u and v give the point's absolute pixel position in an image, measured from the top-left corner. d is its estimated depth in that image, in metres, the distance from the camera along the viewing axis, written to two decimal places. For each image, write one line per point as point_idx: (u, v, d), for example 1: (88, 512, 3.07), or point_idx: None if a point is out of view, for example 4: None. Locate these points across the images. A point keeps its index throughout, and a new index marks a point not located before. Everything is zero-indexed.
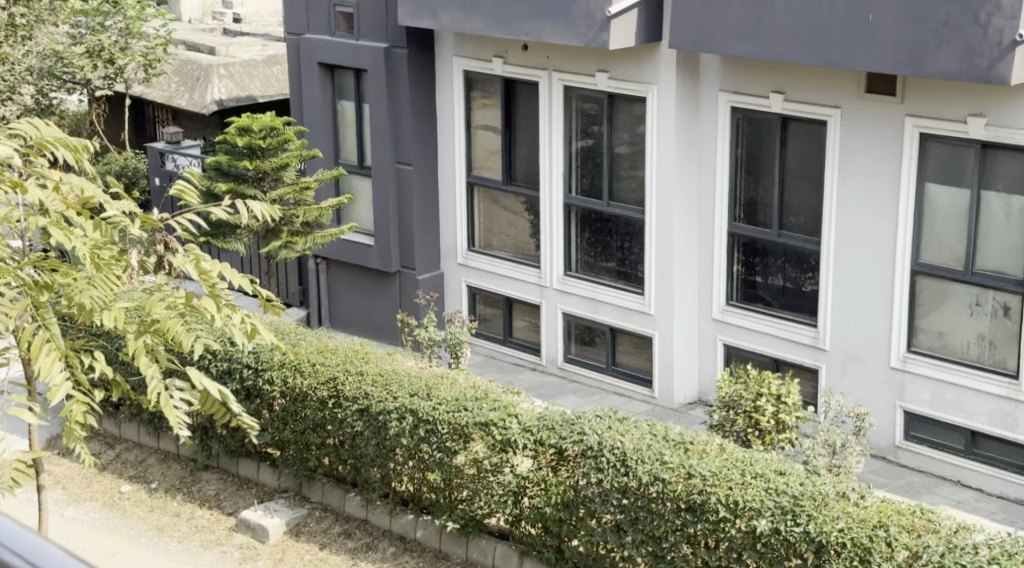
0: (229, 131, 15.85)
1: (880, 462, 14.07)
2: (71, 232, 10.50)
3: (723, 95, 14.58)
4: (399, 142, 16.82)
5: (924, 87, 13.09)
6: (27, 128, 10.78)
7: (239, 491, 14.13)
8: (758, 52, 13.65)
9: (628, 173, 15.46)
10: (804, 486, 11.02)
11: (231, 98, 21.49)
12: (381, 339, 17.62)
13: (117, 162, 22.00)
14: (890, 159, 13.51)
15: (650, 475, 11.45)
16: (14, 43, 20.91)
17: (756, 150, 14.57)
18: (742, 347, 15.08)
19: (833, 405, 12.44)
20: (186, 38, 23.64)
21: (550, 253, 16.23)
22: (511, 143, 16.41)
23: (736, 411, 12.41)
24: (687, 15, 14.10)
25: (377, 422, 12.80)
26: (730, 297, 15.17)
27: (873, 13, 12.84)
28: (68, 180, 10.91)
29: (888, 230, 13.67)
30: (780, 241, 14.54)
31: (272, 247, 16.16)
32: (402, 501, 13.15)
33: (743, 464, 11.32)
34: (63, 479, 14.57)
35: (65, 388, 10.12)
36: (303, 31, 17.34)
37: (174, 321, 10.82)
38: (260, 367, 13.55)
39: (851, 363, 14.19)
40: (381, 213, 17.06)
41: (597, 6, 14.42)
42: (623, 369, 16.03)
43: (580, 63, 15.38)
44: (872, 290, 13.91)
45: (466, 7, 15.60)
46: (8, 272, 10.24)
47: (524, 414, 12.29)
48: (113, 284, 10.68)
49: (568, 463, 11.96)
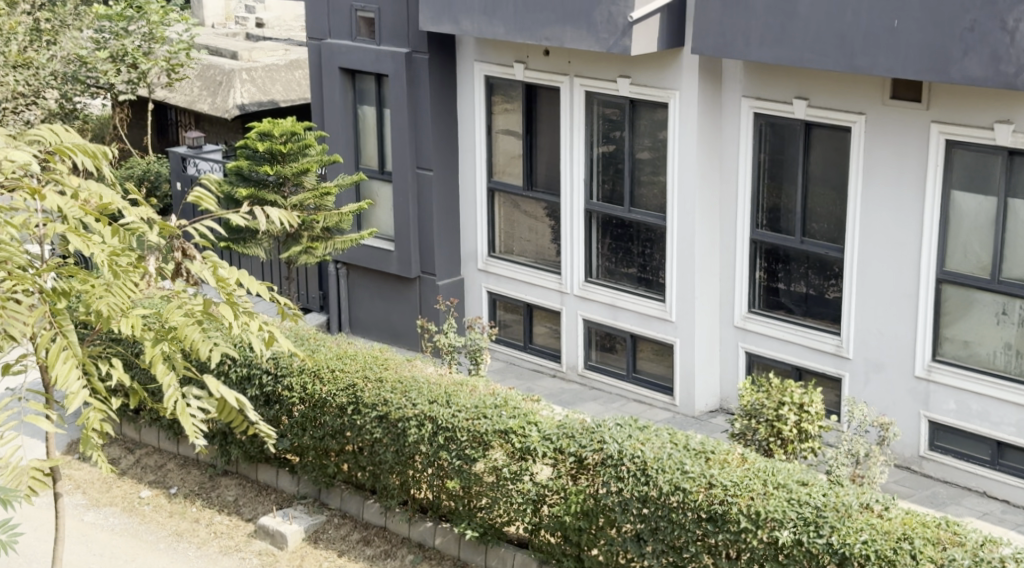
0: (250, 136, 15.77)
1: (904, 472, 13.93)
2: (89, 238, 10.41)
3: (746, 101, 14.47)
4: (420, 148, 16.74)
5: (950, 94, 12.97)
6: (46, 134, 10.72)
7: (258, 496, 14.05)
8: (781, 59, 13.55)
9: (649, 179, 15.36)
10: (827, 497, 10.91)
11: (253, 102, 21.45)
12: (400, 344, 17.56)
13: (139, 166, 21.98)
14: (915, 166, 13.38)
15: (671, 485, 11.34)
16: (39, 48, 20.66)
17: (778, 156, 14.46)
18: (764, 355, 14.96)
19: (858, 414, 12.28)
20: (208, 43, 23.62)
21: (571, 259, 16.13)
22: (532, 148, 16.32)
23: (758, 420, 12.30)
24: (710, 21, 14.00)
25: (396, 429, 12.73)
26: (752, 304, 15.05)
27: (898, 19, 12.72)
28: (87, 186, 10.80)
29: (912, 238, 13.54)
30: (802, 248, 14.42)
31: (292, 252, 16.09)
32: (421, 509, 13.08)
33: (765, 474, 11.22)
34: (83, 483, 14.52)
35: (82, 396, 10.06)
36: (324, 36, 17.31)
37: (192, 328, 10.75)
38: (280, 373, 13.48)
39: (874, 372, 14.05)
40: (401, 219, 16.98)
41: (619, 11, 14.34)
42: (644, 376, 15.93)
43: (602, 68, 15.30)
44: (896, 297, 13.78)
45: (488, 12, 15.52)
46: (27, 279, 10.15)
47: (545, 421, 12.20)
48: (131, 291, 10.60)
49: (588, 472, 11.85)
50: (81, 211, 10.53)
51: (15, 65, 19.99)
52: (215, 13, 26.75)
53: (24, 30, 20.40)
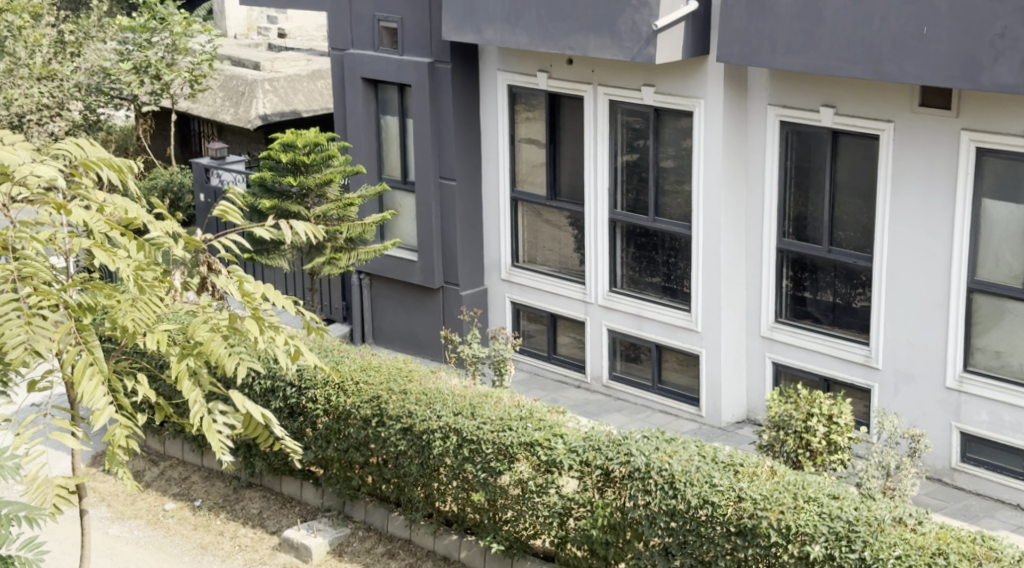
0: (273, 146, 15.69)
1: (936, 484, 13.76)
2: (114, 253, 10.36)
3: (772, 109, 14.33)
4: (443, 158, 16.65)
5: (981, 101, 12.83)
6: (71, 148, 10.63)
7: (282, 509, 13.96)
8: (808, 67, 13.42)
9: (674, 187, 15.24)
10: (859, 511, 10.76)
11: (275, 113, 21.41)
12: (423, 355, 17.46)
13: (162, 177, 21.95)
14: (944, 174, 13.24)
15: (699, 498, 11.21)
16: (64, 59, 21.55)
17: (805, 164, 14.32)
18: (792, 365, 14.81)
19: (887, 426, 12.12)
20: (231, 53, 23.60)
21: (595, 269, 16.02)
22: (556, 157, 16.21)
23: (786, 432, 12.17)
24: (735, 28, 13.87)
25: (421, 441, 12.64)
26: (779, 314, 14.90)
27: (927, 26, 12.58)
28: (112, 200, 10.72)
29: (943, 247, 13.39)
30: (830, 257, 14.28)
31: (315, 263, 16.00)
32: (446, 521, 12.98)
33: (795, 488, 11.08)
34: (108, 496, 14.46)
35: (107, 413, 10.04)
36: (347, 46, 17.26)
37: (217, 343, 10.65)
38: (304, 386, 13.41)
39: (905, 383, 13.90)
40: (424, 229, 16.90)
41: (643, 19, 14.22)
42: (670, 387, 15.79)
43: (626, 77, 15.20)
44: (925, 307, 13.62)
45: (510, 21, 15.41)
46: (51, 294, 10.05)
47: (570, 434, 12.08)
48: (156, 306, 10.53)
49: (615, 485, 11.73)
50: (106, 225, 10.48)
51: (39, 77, 20.83)
52: (237, 23, 26.87)
53: (48, 42, 21.43)
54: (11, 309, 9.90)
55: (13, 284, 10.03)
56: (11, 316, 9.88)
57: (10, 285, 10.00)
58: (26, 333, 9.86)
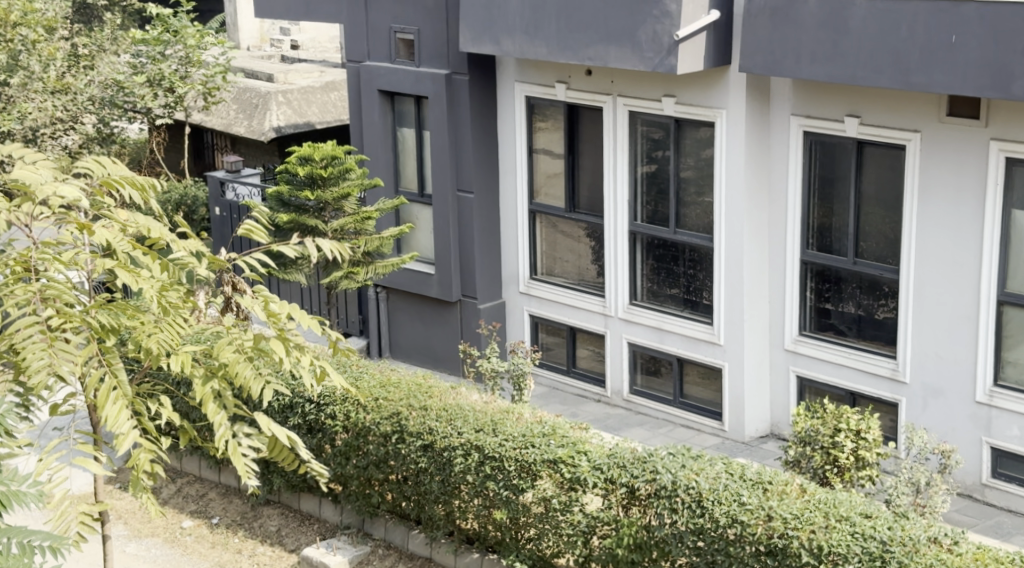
0: (290, 160, 15.52)
1: (966, 501, 13.54)
2: (138, 273, 10.22)
3: (795, 120, 14.15)
4: (461, 170, 16.49)
5: (1011, 110, 12.65)
6: (93, 166, 10.49)
7: (301, 527, 13.79)
8: (833, 76, 13.22)
9: (694, 199, 15.05)
10: (893, 531, 10.56)
11: (289, 124, 21.27)
12: (441, 369, 17.27)
13: (176, 191, 21.80)
14: (973, 185, 13.04)
15: (728, 517, 11.01)
16: (77, 72, 21.35)
17: (829, 175, 14.12)
18: (817, 379, 14.60)
19: (917, 441, 11.92)
20: (244, 66, 23.48)
21: (615, 283, 15.82)
22: (575, 168, 16.03)
23: (813, 447, 11.98)
24: (758, 38, 13.69)
25: (442, 458, 12.45)
26: (803, 326, 14.69)
27: (956, 34, 12.39)
28: (134, 219, 10.49)
29: (972, 259, 13.19)
30: (855, 270, 14.06)
31: (334, 278, 15.83)
32: (467, 540, 12.78)
33: (826, 506, 10.88)
34: (126, 513, 14.28)
35: (132, 437, 9.85)
36: (363, 58, 17.11)
37: (243, 365, 10.52)
38: (323, 402, 13.24)
39: (933, 397, 13.69)
40: (442, 242, 16.74)
41: (665, 29, 14.04)
42: (691, 401, 15.59)
43: (646, 88, 15.02)
44: (954, 321, 13.42)
45: (530, 32, 15.23)
46: (74, 317, 9.90)
47: (594, 451, 11.88)
48: (180, 326, 10.47)
49: (640, 502, 11.55)
50: (129, 244, 10.30)
51: (54, 90, 20.66)
52: (250, 35, 26.74)
53: (63, 56, 21.27)
54: (34, 332, 9.77)
55: (36, 306, 9.88)
56: (34, 340, 9.74)
57: (32, 308, 9.86)
58: (48, 357, 9.71)
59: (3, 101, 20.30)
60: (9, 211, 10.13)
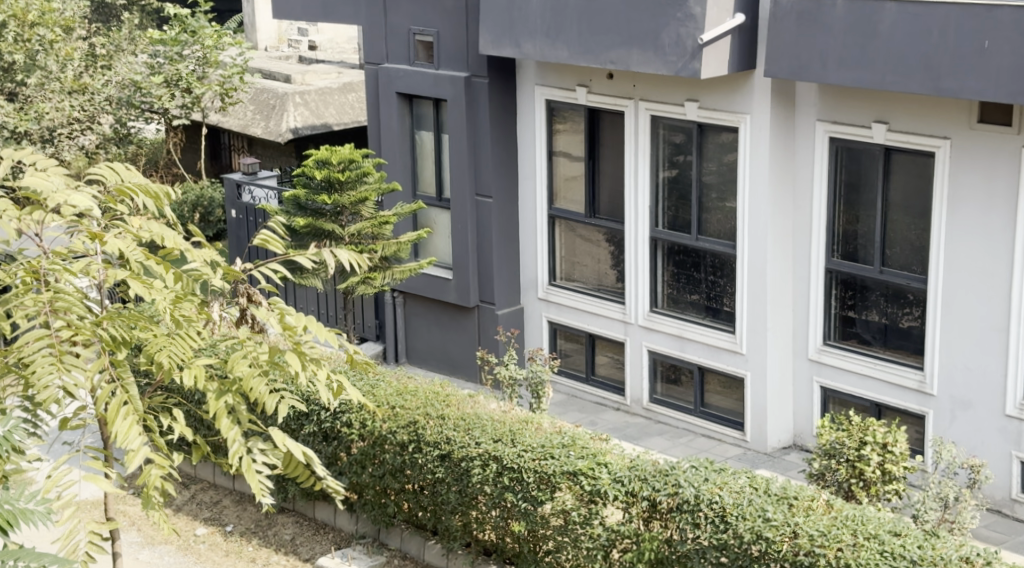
0: (308, 163, 15.32)
1: (995, 516, 13.27)
2: (150, 284, 10.03)
3: (822, 126, 13.87)
4: (480, 174, 16.27)
5: None
6: (106, 172, 10.26)
7: (315, 535, 13.57)
8: (861, 81, 12.96)
9: (716, 204, 14.80)
10: (924, 550, 10.31)
11: (306, 126, 21.06)
12: (458, 376, 17.06)
13: (193, 192, 21.64)
14: (1004, 193, 12.78)
15: (753, 533, 10.76)
16: (94, 73, 21.09)
17: (856, 182, 13.84)
18: (841, 390, 14.33)
19: (945, 455, 11.63)
20: (262, 66, 23.27)
21: (635, 289, 15.58)
22: (595, 173, 15.79)
23: (838, 460, 11.70)
24: (784, 42, 13.44)
25: (459, 469, 12.22)
26: (828, 336, 14.43)
27: (989, 39, 12.14)
28: (148, 227, 10.29)
29: (1002, 269, 12.92)
30: (881, 278, 13.79)
31: (350, 283, 15.55)
32: (485, 551, 12.55)
33: (853, 524, 10.62)
34: (139, 519, 14.07)
35: (143, 453, 9.59)
36: (382, 61, 16.88)
37: (258, 379, 10.29)
38: (340, 409, 13.04)
39: (961, 410, 13.42)
40: (460, 248, 16.52)
41: (688, 33, 13.79)
42: (713, 410, 15.34)
43: (669, 92, 14.77)
44: (984, 332, 13.15)
45: (550, 35, 14.99)
46: (84, 329, 9.71)
47: (615, 463, 11.63)
48: (193, 339, 10.23)
49: (660, 516, 11.33)
50: (142, 254, 10.10)
51: (71, 90, 20.55)
52: (268, 35, 26.49)
53: (80, 55, 20.98)
54: (44, 345, 9.62)
55: (46, 317, 9.71)
56: (43, 353, 9.58)
57: (43, 319, 9.69)
58: (58, 371, 9.53)
59: (21, 101, 20.24)
60: (20, 219, 9.94)
